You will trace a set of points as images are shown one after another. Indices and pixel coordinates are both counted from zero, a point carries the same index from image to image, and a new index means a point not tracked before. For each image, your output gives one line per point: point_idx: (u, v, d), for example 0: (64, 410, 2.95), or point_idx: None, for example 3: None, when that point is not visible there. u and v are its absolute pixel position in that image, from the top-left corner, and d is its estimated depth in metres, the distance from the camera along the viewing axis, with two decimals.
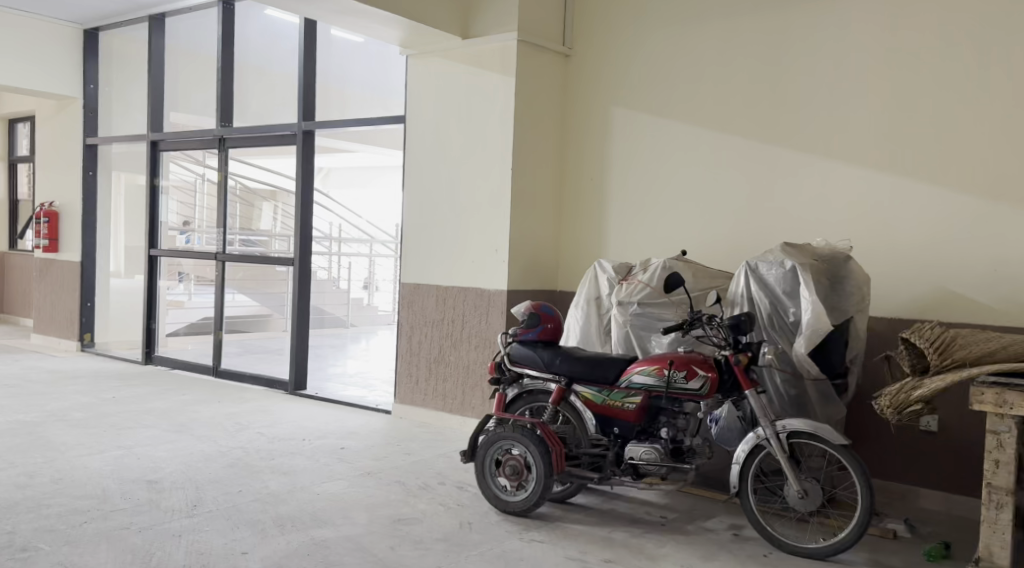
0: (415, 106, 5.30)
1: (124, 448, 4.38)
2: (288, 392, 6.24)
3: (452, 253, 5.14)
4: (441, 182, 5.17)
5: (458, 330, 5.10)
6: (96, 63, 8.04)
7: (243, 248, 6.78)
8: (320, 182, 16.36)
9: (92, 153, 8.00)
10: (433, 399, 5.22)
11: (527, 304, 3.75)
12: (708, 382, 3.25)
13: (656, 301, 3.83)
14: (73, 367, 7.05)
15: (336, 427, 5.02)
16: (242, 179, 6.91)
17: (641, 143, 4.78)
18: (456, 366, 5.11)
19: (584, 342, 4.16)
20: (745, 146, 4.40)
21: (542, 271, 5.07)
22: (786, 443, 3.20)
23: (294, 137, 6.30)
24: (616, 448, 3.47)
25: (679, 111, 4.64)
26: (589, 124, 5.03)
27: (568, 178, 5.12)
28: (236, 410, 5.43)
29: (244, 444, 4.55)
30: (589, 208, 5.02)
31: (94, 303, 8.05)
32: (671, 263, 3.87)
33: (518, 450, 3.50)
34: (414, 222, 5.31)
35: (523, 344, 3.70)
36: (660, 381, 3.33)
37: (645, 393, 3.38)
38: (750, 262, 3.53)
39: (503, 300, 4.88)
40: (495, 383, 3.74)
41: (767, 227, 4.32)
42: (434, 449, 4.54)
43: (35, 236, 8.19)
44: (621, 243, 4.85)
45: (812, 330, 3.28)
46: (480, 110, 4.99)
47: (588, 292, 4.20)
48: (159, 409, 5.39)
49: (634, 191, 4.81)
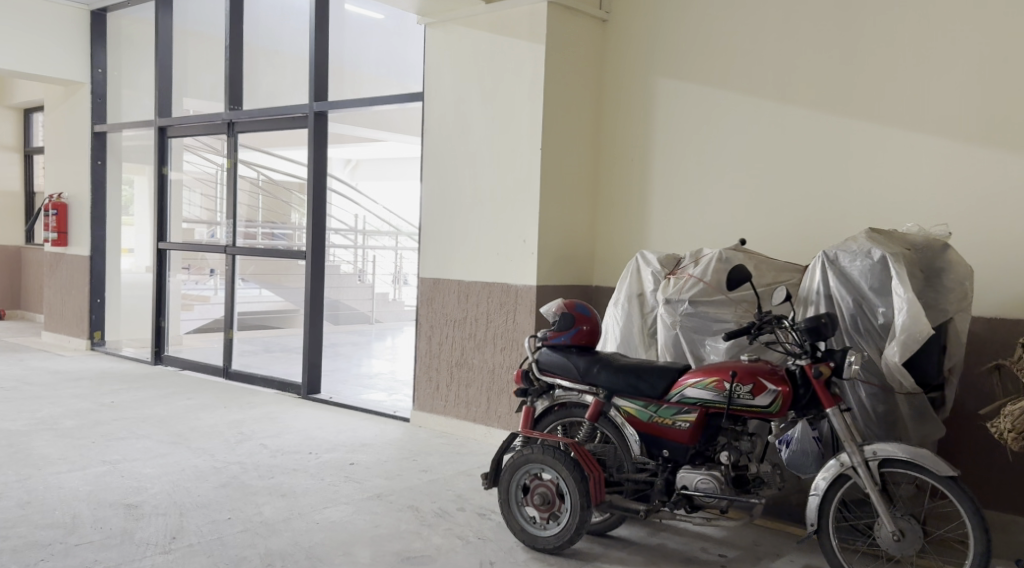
0: (434, 82, 4.77)
1: (110, 463, 3.91)
2: (300, 397, 5.75)
3: (475, 244, 4.60)
4: (462, 166, 4.64)
5: (482, 331, 4.57)
6: (103, 46, 7.61)
7: (271, 244, 6.24)
8: (348, 174, 15.90)
9: (101, 141, 7.57)
10: (456, 407, 4.69)
11: (557, 303, 3.25)
12: (779, 398, 2.69)
13: (712, 298, 3.24)
14: (79, 368, 6.64)
15: (347, 437, 4.52)
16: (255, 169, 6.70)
17: (689, 117, 4.21)
18: (480, 370, 4.58)
19: (624, 346, 3.59)
20: (812, 119, 3.81)
21: (576, 265, 4.53)
22: (878, 473, 2.62)
23: (305, 120, 5.80)
24: (666, 474, 2.91)
25: (735, 81, 4.05)
26: (628, 98, 4.46)
27: (605, 160, 4.56)
28: (241, 417, 4.96)
29: (244, 458, 4.07)
30: (627, 192, 4.45)
31: (104, 300, 7.63)
32: (728, 254, 3.31)
33: (549, 475, 2.96)
34: (433, 210, 4.79)
35: (554, 349, 3.18)
36: (720, 396, 2.77)
37: (702, 409, 2.82)
38: (828, 252, 2.95)
39: (531, 297, 4.35)
40: (522, 395, 3.20)
41: (839, 213, 3.72)
42: (455, 466, 4.01)
43: (44, 229, 7.78)
44: (666, 234, 4.29)
45: (908, 334, 2.69)
46: (506, 82, 4.44)
47: (630, 288, 3.64)
48: (158, 416, 4.93)
49: (680, 175, 4.24)
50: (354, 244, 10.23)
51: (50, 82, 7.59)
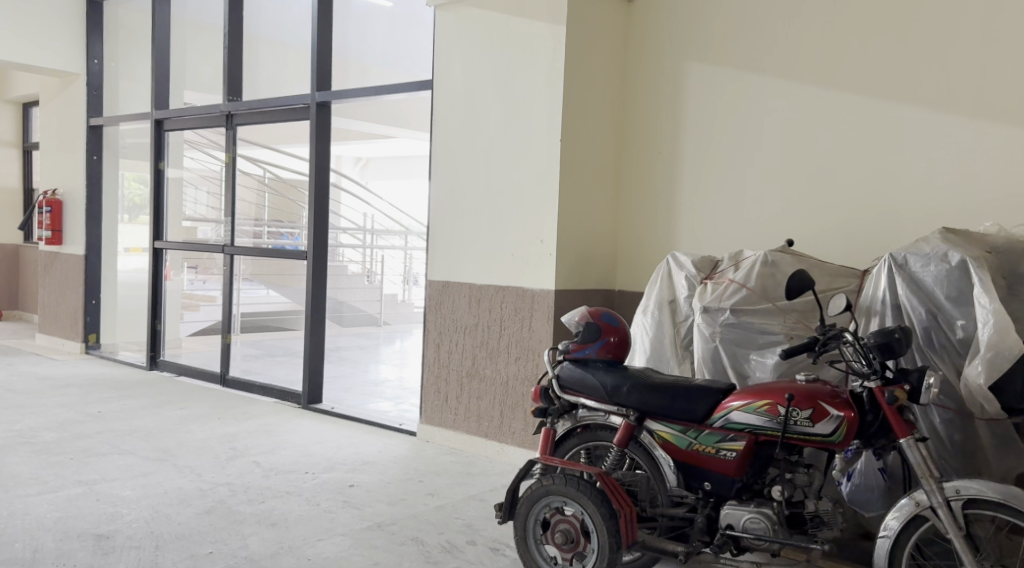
0: (443, 68, 4.40)
1: (85, 485, 3.56)
2: (300, 406, 5.37)
3: (489, 245, 4.23)
4: (474, 159, 4.26)
5: (495, 339, 4.20)
6: (99, 36, 7.27)
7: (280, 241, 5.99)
8: (358, 172, 15.58)
9: (96, 134, 7.23)
10: (466, 420, 4.32)
11: (581, 311, 2.89)
12: (844, 424, 2.33)
13: (756, 307, 2.87)
14: (69, 374, 6.29)
15: (348, 454, 4.15)
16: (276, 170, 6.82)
17: (723, 104, 3.82)
18: (492, 381, 4.20)
19: (654, 358, 3.21)
20: (865, 105, 3.44)
21: (598, 268, 4.14)
22: (961, 515, 2.23)
23: (306, 111, 5.43)
24: (707, 510, 2.55)
25: (775, 65, 3.67)
26: (654, 85, 4.07)
27: (629, 152, 4.18)
28: (234, 430, 4.60)
29: (233, 479, 3.70)
30: (654, 188, 4.07)
31: (99, 301, 7.30)
32: (774, 257, 2.94)
33: (572, 509, 2.59)
34: (443, 208, 4.42)
35: (578, 363, 2.81)
36: (774, 422, 2.40)
37: (750, 436, 2.45)
38: (895, 255, 2.58)
39: (549, 303, 3.97)
40: (542, 416, 2.83)
41: (895, 209, 3.35)
42: (465, 489, 3.64)
43: (38, 227, 7.46)
44: (696, 233, 3.91)
45: (995, 351, 2.30)
46: (523, 67, 4.06)
47: (660, 294, 3.27)
48: (146, 429, 4.57)
49: (714, 169, 3.86)
50: (363, 243, 9.87)
51: (44, 73, 7.26)
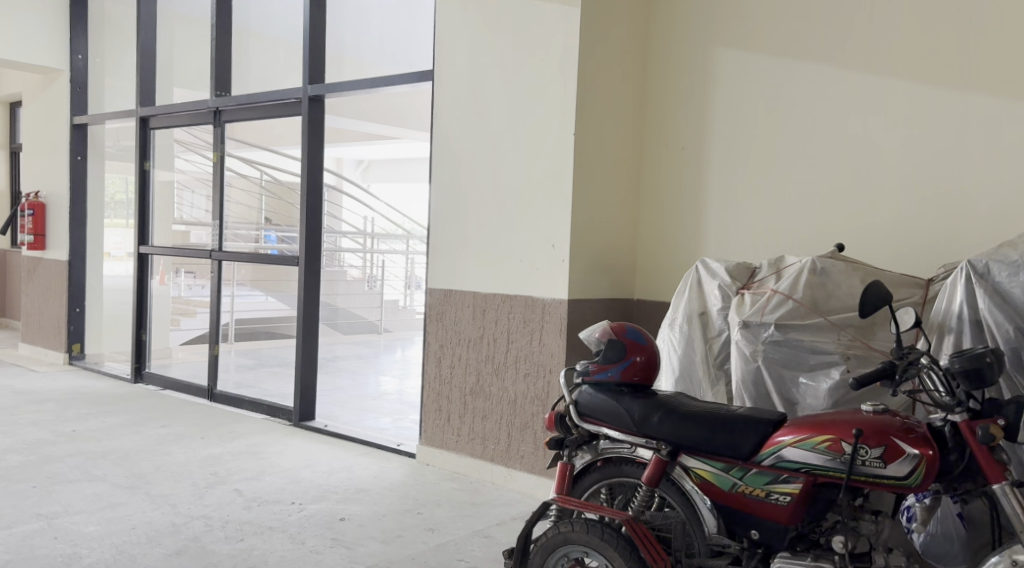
0: (446, 58, 4.02)
1: (44, 519, 3.18)
2: (291, 424, 4.99)
3: (495, 251, 3.85)
4: (478, 156, 3.89)
5: (502, 354, 3.82)
6: (84, 30, 6.90)
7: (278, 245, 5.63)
8: (360, 175, 15.23)
9: (81, 133, 6.87)
10: (470, 442, 3.94)
11: (604, 327, 2.51)
12: (922, 464, 1.96)
13: (806, 322, 2.49)
14: (48, 387, 5.91)
15: (340, 480, 3.77)
16: (270, 171, 6.43)
17: (755, 92, 3.46)
18: (500, 400, 3.82)
19: (684, 378, 2.82)
20: (920, 94, 3.07)
21: (616, 273, 3.77)
22: None
23: (299, 105, 5.06)
24: (754, 563, 2.18)
25: (816, 48, 3.31)
26: (676, 72, 3.70)
27: (649, 148, 3.80)
28: (218, 452, 4.22)
29: (211, 511, 3.33)
30: (676, 185, 3.70)
31: (83, 309, 6.93)
32: (824, 264, 2.57)
33: (596, 563, 2.23)
34: (445, 210, 4.04)
35: (598, 387, 2.43)
36: (838, 462, 2.04)
37: (808, 477, 2.09)
38: (975, 262, 2.27)
39: (561, 315, 3.58)
40: (557, 447, 2.44)
41: (957, 206, 2.99)
42: (469, 523, 3.25)
43: (21, 231, 7.11)
44: (726, 236, 3.54)
45: None
46: (533, 53, 3.69)
47: (689, 306, 2.88)
48: (122, 450, 4.19)
49: (746, 165, 3.48)
50: (364, 248, 9.50)
51: (26, 69, 6.90)
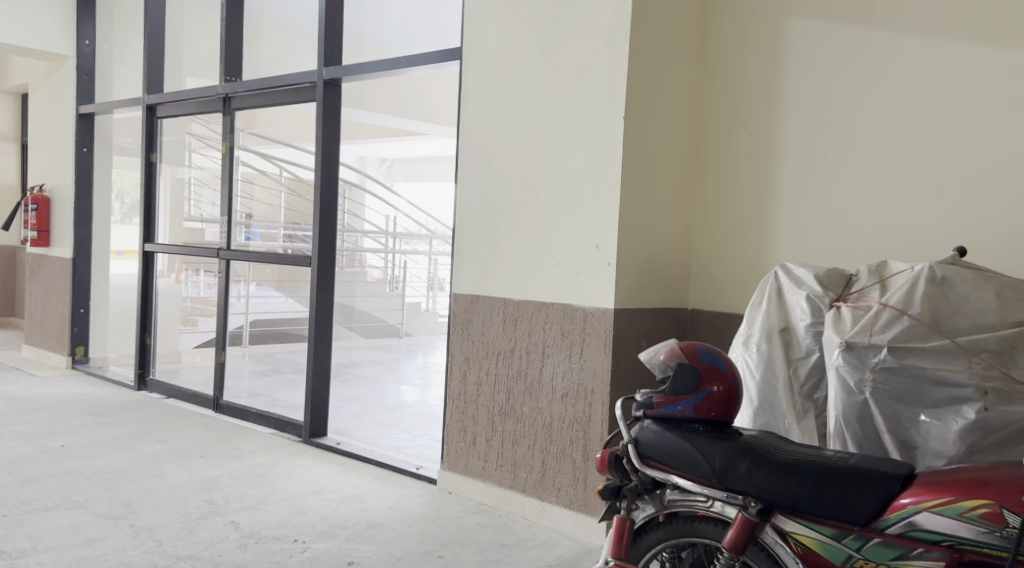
0: (475, 34, 3.55)
1: (6, 559, 2.75)
2: (301, 440, 4.54)
3: (529, 253, 3.37)
4: (511, 144, 3.42)
5: (536, 371, 3.34)
6: (91, 14, 6.51)
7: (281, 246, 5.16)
8: (383, 174, 14.87)
9: (87, 124, 6.47)
10: (498, 469, 3.46)
11: (667, 345, 2.02)
12: None
13: (928, 345, 1.99)
14: (44, 394, 5.51)
15: (350, 512, 3.30)
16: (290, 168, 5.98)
17: (836, 68, 2.95)
18: (532, 422, 3.34)
19: (763, 408, 2.33)
20: None
21: (668, 279, 3.27)
22: None
23: (313, 89, 4.61)
24: None
25: (911, 14, 2.79)
26: (740, 46, 3.21)
27: (708, 135, 3.30)
28: (216, 475, 3.77)
29: (200, 550, 2.88)
30: (740, 177, 3.20)
31: (87, 310, 6.53)
32: (945, 271, 2.07)
33: None
34: (473, 204, 3.57)
35: (665, 424, 1.94)
36: (997, 537, 1.54)
37: (953, 553, 1.60)
38: None
39: (606, 326, 3.10)
40: (612, 497, 1.94)
41: None
42: None
43: (24, 226, 6.74)
44: (800, 237, 3.03)
45: None
46: (575, 24, 3.20)
47: (768, 320, 2.38)
48: (110, 471, 3.76)
49: (826, 154, 2.97)
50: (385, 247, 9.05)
51: (30, 56, 6.54)
